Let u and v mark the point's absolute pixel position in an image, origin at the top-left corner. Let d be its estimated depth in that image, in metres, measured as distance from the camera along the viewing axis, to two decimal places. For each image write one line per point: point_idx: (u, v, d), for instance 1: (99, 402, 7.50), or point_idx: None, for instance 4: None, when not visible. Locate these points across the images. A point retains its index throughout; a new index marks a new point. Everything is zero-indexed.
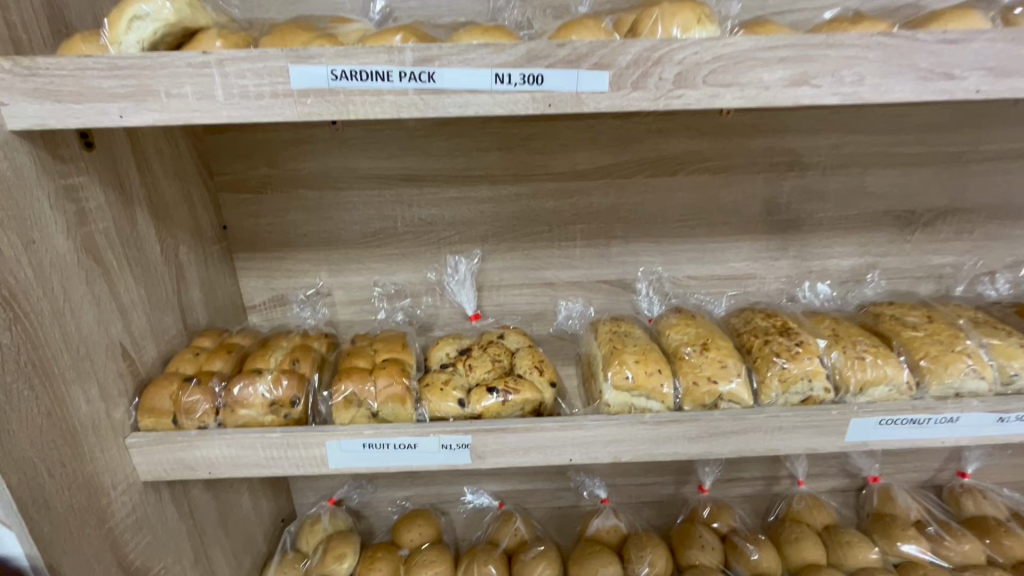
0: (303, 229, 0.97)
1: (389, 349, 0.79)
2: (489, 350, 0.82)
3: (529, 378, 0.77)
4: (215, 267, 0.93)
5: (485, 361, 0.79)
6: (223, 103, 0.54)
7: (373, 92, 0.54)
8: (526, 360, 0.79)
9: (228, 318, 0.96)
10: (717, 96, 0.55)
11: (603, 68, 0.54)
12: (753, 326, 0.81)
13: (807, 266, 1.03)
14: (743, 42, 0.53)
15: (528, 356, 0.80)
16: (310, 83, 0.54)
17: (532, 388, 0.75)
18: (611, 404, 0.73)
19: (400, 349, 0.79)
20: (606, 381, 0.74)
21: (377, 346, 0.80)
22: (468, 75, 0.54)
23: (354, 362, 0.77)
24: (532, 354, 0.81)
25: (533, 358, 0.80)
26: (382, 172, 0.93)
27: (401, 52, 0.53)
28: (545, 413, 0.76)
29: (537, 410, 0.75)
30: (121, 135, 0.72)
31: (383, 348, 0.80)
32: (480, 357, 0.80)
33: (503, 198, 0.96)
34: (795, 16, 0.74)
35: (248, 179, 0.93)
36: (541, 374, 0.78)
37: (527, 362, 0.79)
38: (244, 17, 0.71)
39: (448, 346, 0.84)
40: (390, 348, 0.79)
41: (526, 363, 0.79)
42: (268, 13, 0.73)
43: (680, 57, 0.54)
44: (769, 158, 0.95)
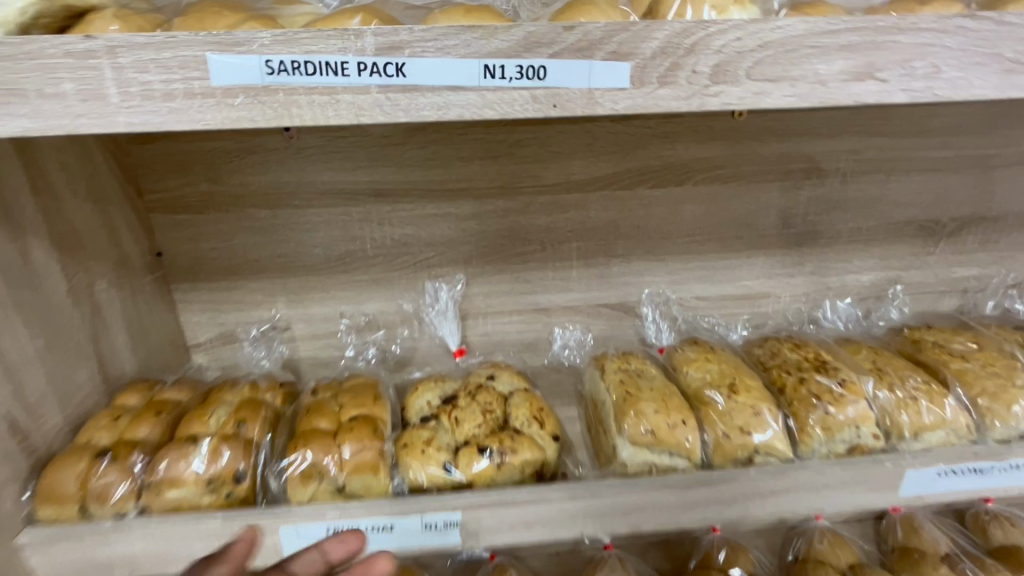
0: (254, 254, 0.83)
1: (357, 403, 0.65)
2: (479, 398, 0.69)
3: (528, 432, 0.65)
4: (147, 304, 0.78)
5: (474, 413, 0.67)
6: (119, 105, 0.40)
7: (323, 90, 0.41)
8: (523, 410, 0.67)
9: (165, 362, 0.81)
10: (764, 94, 0.44)
11: (622, 59, 0.42)
12: (783, 360, 0.70)
13: (825, 282, 0.93)
14: (797, 25, 0.42)
15: (526, 405, 0.68)
16: (237, 79, 0.40)
17: (532, 447, 0.63)
18: (628, 463, 0.61)
19: (371, 402, 0.65)
20: (620, 435, 0.62)
21: (342, 398, 0.66)
22: (449, 68, 0.41)
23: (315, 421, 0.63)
24: (529, 402, 0.68)
25: (532, 406, 0.68)
26: (346, 187, 0.80)
27: (359, 37, 0.40)
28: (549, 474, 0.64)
29: (539, 472, 0.63)
30: (6, 146, 0.57)
31: (350, 402, 0.66)
32: (468, 407, 0.67)
33: (489, 215, 0.83)
34: None
35: (185, 198, 0.79)
36: (541, 427, 0.65)
37: (525, 413, 0.67)
38: None
39: (429, 393, 0.70)
40: (358, 401, 0.65)
41: (523, 414, 0.67)
42: None
43: (719, 44, 0.42)
44: (784, 165, 0.85)
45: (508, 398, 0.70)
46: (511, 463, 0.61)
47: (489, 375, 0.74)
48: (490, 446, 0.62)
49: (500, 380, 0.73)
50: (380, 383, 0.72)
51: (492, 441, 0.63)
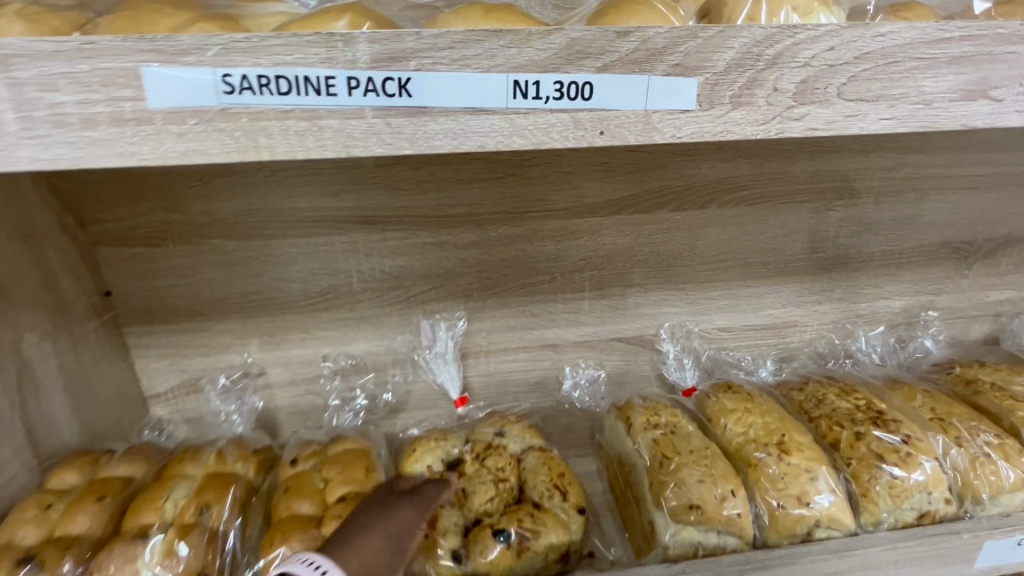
0: (222, 291, 0.71)
1: (345, 479, 0.54)
2: (489, 463, 0.60)
3: (549, 507, 0.56)
4: (92, 354, 0.67)
5: (484, 483, 0.58)
6: (19, 134, 0.30)
7: (302, 113, 0.31)
8: (541, 477, 0.58)
9: (115, 420, 0.69)
10: (857, 117, 0.35)
11: (687, 73, 0.33)
12: (833, 408, 0.62)
13: (855, 309, 0.86)
14: (901, 31, 0.34)
15: (544, 470, 0.59)
16: (183, 100, 0.30)
17: (556, 526, 0.54)
18: (670, 545, 0.52)
19: (363, 477, 0.55)
20: (659, 511, 0.53)
21: (328, 472, 0.56)
22: (469, 85, 0.32)
23: (295, 505, 0.53)
24: (547, 466, 0.59)
25: (551, 472, 0.59)
26: (328, 214, 0.69)
27: (349, 43, 0.30)
28: (575, 555, 0.55)
29: (565, 554, 0.54)
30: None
31: (338, 477, 0.55)
32: (478, 476, 0.58)
33: (492, 243, 0.74)
34: None
35: (137, 229, 0.67)
36: (564, 499, 0.57)
37: (543, 481, 0.58)
38: None
39: (430, 457, 0.61)
40: (348, 476, 0.55)
41: (541, 482, 0.58)
42: None
43: (808, 55, 0.34)
44: (815, 184, 0.77)
45: (522, 459, 0.61)
46: (533, 546, 0.52)
47: (497, 428, 0.65)
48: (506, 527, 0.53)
49: (511, 436, 0.64)
50: (370, 445, 0.62)
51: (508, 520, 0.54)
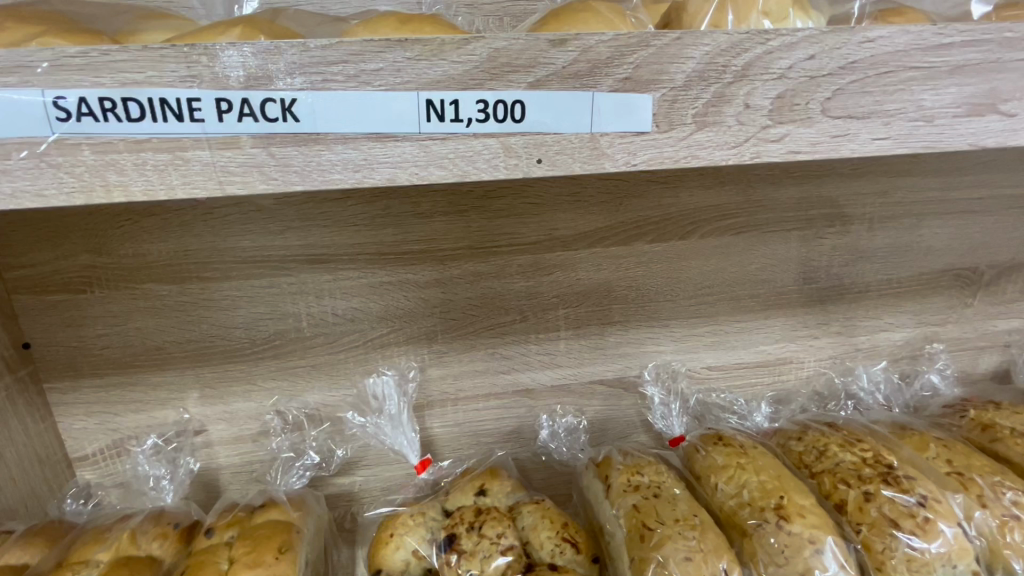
0: (158, 340, 0.64)
1: (251, 561, 0.47)
2: (488, 532, 0.52)
3: (561, 566, 0.51)
4: (3, 416, 0.59)
5: (488, 557, 0.51)
6: None
7: (161, 143, 0.25)
8: (546, 533, 0.53)
9: (28, 491, 0.61)
10: (847, 137, 0.30)
11: (640, 88, 0.27)
12: (836, 463, 0.54)
13: (853, 343, 0.79)
14: (893, 36, 0.28)
15: (547, 525, 0.54)
16: (5, 129, 0.24)
17: None
18: None
19: (273, 558, 0.47)
20: None
21: (237, 550, 0.48)
22: (371, 107, 0.26)
23: None
24: (548, 519, 0.54)
25: (554, 526, 0.54)
26: (273, 254, 0.63)
27: (216, 57, 0.24)
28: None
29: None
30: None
31: (245, 557, 0.48)
32: (481, 550, 0.51)
33: (455, 281, 0.68)
34: None
35: (57, 274, 0.60)
36: (575, 552, 0.52)
37: (550, 538, 0.53)
38: None
39: (412, 538, 0.54)
40: (256, 557, 0.47)
41: (547, 540, 0.53)
42: None
43: (784, 65, 0.28)
44: (804, 211, 0.72)
45: (516, 517, 0.55)
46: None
47: (478, 490, 0.58)
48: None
49: (494, 495, 0.58)
50: (298, 516, 0.54)
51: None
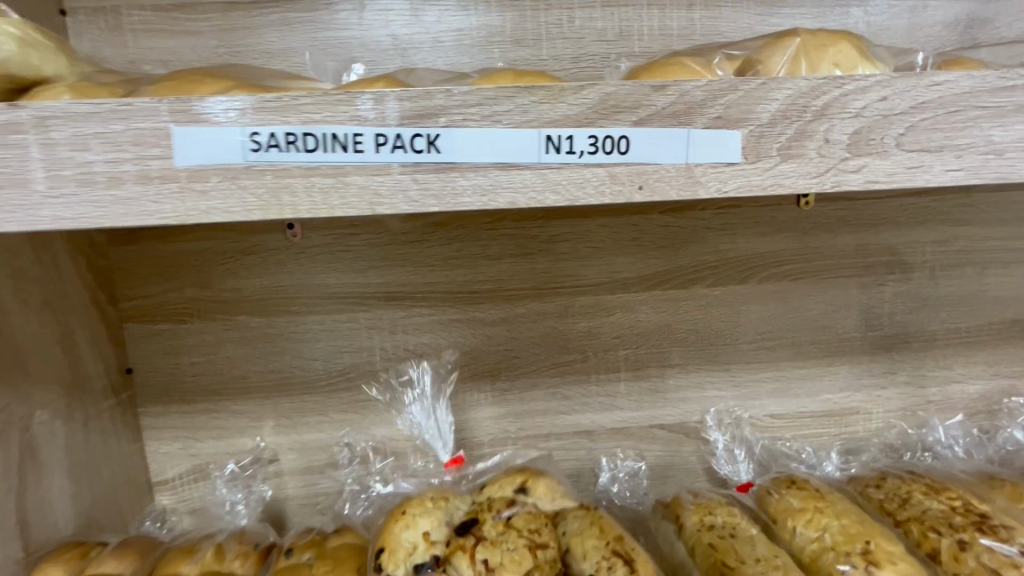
0: (243, 368, 0.69)
1: None
2: (516, 525, 0.51)
3: None
4: (102, 436, 0.63)
5: (515, 551, 0.49)
6: (46, 194, 0.29)
7: (327, 171, 0.30)
8: (592, 542, 0.51)
9: (114, 508, 0.64)
10: (921, 168, 0.33)
11: (731, 125, 0.31)
12: (923, 510, 0.52)
13: (923, 395, 0.77)
14: (957, 80, 0.32)
15: (594, 533, 0.52)
16: (208, 157, 0.30)
17: None
18: None
19: None
20: None
21: (318, 569, 0.50)
22: (500, 142, 0.30)
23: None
24: (596, 528, 0.52)
25: (602, 536, 0.52)
26: (355, 290, 0.68)
27: (378, 101, 0.30)
28: None
29: None
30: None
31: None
32: (506, 539, 0.49)
33: (520, 320, 0.71)
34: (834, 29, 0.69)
35: (166, 304, 0.67)
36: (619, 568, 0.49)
37: (595, 548, 0.50)
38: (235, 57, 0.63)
39: (426, 521, 0.51)
40: None
41: (593, 550, 0.50)
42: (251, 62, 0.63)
43: (859, 106, 0.32)
44: (862, 258, 0.73)
45: (560, 523, 0.54)
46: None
47: (517, 488, 0.55)
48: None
49: (536, 495, 0.54)
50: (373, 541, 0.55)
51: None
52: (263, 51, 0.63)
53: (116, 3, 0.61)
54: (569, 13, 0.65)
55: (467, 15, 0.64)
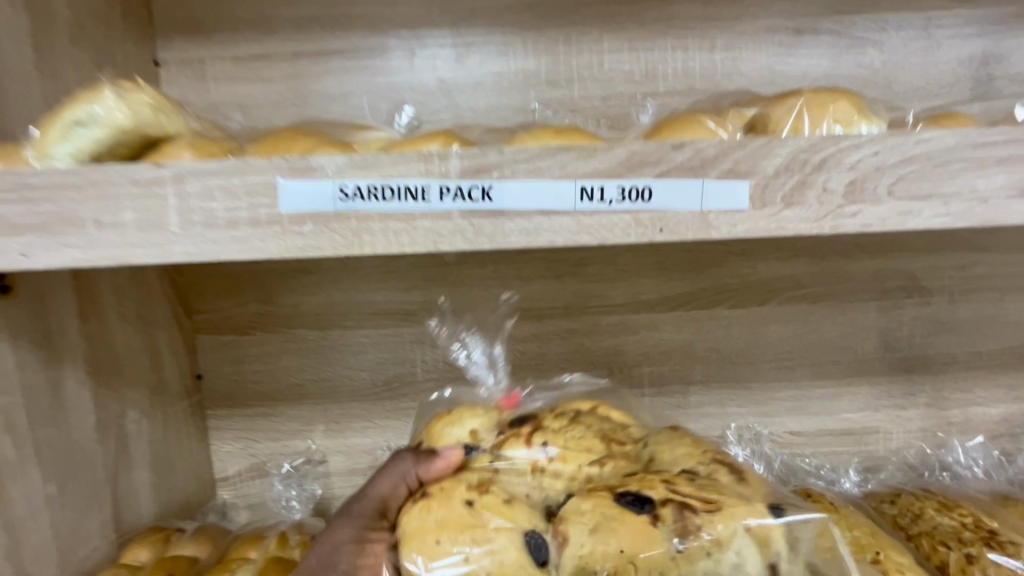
0: (297, 378, 0.76)
1: None
2: (583, 420, 0.49)
3: (691, 473, 0.45)
4: (178, 434, 0.71)
5: (580, 440, 0.47)
6: (178, 234, 0.37)
7: (399, 217, 0.37)
8: (680, 449, 0.48)
9: (185, 498, 0.72)
10: (911, 214, 0.37)
11: (740, 177, 0.36)
12: (933, 526, 0.55)
13: (945, 416, 0.79)
14: (942, 137, 0.36)
15: (680, 443, 0.48)
16: (306, 205, 0.36)
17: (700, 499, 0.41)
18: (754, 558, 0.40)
19: None
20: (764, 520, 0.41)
21: None
22: (543, 192, 0.36)
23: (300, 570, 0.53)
24: (683, 440, 0.49)
25: (687, 446, 0.48)
26: (400, 306, 0.75)
27: (442, 159, 0.36)
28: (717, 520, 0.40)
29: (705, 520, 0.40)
30: (65, 288, 0.59)
31: None
32: (570, 431, 0.47)
33: (551, 336, 0.76)
34: (850, 66, 0.73)
35: (234, 318, 0.74)
36: (715, 471, 0.45)
37: (682, 453, 0.47)
38: (301, 100, 0.71)
39: (473, 420, 0.49)
40: None
41: (678, 455, 0.47)
42: (315, 104, 0.71)
43: (854, 160, 0.36)
44: (880, 283, 0.76)
45: (638, 435, 0.50)
46: (694, 552, 0.39)
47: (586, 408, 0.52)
48: (628, 489, 0.42)
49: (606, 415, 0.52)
50: None
51: (616, 524, 0.40)
52: (326, 95, 0.71)
53: (201, 55, 0.70)
54: (598, 57, 0.72)
55: (506, 61, 0.71)
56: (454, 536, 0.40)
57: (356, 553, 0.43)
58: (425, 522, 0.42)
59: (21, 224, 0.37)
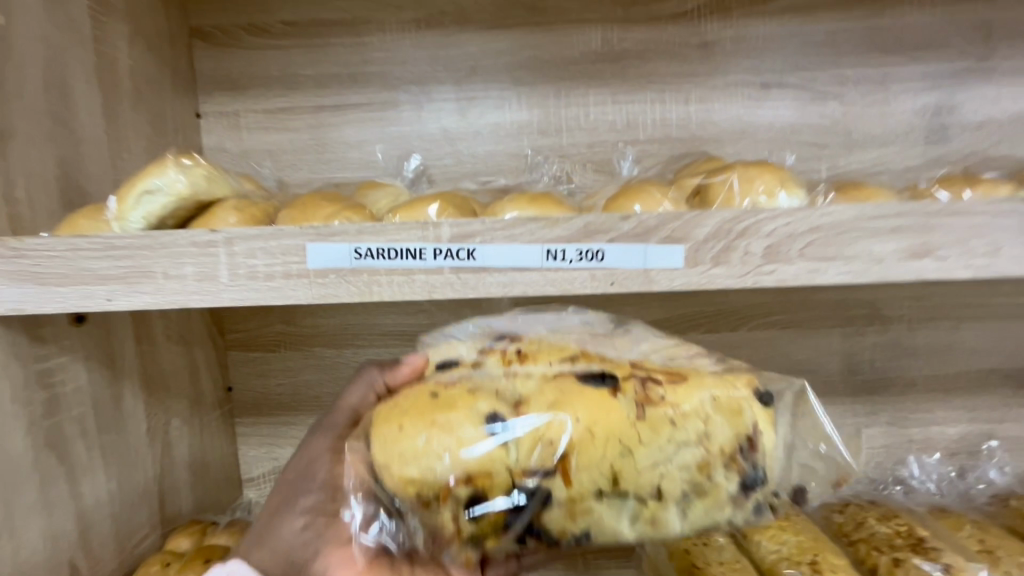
0: (313, 393, 0.84)
1: None
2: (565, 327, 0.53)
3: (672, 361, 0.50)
4: (212, 439, 0.81)
5: (554, 343, 0.50)
6: (226, 284, 0.46)
7: (402, 272, 0.46)
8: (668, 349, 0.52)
9: (216, 496, 0.82)
10: (819, 272, 0.45)
11: (676, 242, 0.45)
12: (872, 533, 0.63)
13: (906, 434, 0.85)
14: (844, 211, 0.44)
15: (670, 344, 0.53)
16: (328, 262, 0.46)
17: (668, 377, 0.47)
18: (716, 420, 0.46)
19: None
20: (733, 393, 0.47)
21: None
22: (516, 254, 0.45)
23: None
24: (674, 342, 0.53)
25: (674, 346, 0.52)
26: (407, 328, 0.84)
27: (436, 227, 0.45)
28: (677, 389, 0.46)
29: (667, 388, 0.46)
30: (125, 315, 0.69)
31: None
32: (549, 334, 0.52)
33: None
34: (813, 116, 0.81)
35: (260, 337, 0.83)
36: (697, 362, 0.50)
37: (670, 350, 0.52)
38: (322, 147, 0.81)
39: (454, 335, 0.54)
40: None
41: (666, 351, 0.51)
42: (335, 150, 0.81)
43: (770, 229, 0.45)
44: (843, 311, 0.83)
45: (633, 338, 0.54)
46: (652, 415, 0.45)
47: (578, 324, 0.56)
48: (588, 370, 0.47)
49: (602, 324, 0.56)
50: None
51: (576, 397, 0.45)
52: (344, 142, 0.81)
53: (237, 108, 0.80)
54: (584, 109, 0.81)
55: (503, 112, 0.80)
56: (418, 421, 0.45)
57: (332, 460, 0.55)
58: (393, 411, 0.46)
59: (105, 275, 0.47)
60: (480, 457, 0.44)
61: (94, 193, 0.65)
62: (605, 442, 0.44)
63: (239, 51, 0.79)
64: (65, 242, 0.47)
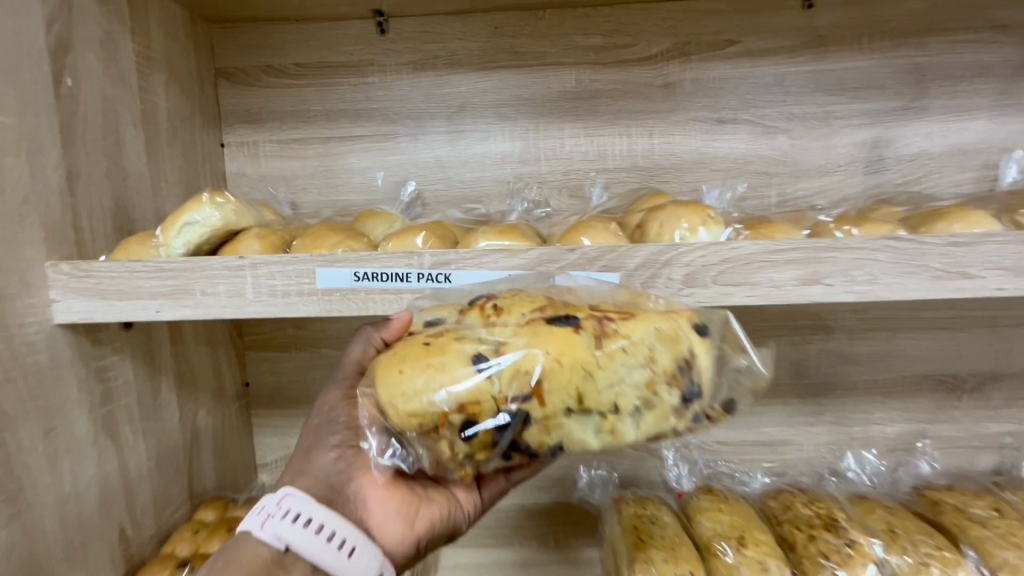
0: (319, 390, 0.94)
1: None
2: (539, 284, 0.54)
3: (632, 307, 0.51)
4: (232, 427, 0.93)
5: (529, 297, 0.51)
6: (251, 299, 0.58)
7: (393, 291, 0.57)
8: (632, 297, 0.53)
9: (236, 477, 0.94)
10: (729, 295, 0.56)
11: (612, 269, 0.56)
12: (795, 514, 0.73)
13: (847, 432, 0.96)
14: (748, 246, 0.55)
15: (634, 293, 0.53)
16: (333, 283, 0.57)
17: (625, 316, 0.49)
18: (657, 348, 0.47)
19: None
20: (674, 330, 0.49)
21: None
22: (485, 278, 0.56)
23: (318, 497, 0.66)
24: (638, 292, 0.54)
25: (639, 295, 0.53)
26: None
27: (420, 255, 0.56)
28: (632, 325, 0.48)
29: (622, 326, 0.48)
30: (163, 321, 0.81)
31: None
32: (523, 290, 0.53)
33: None
34: (764, 148, 0.91)
35: (274, 339, 0.95)
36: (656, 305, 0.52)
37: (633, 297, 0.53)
38: (330, 173, 0.92)
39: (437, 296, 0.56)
40: None
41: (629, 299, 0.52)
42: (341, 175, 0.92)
43: (688, 260, 0.55)
44: (791, 321, 0.93)
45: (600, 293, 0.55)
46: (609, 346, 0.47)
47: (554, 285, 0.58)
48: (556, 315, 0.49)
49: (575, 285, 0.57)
50: None
51: (544, 335, 0.47)
52: (349, 169, 0.92)
53: (256, 139, 0.92)
54: (561, 141, 0.91)
55: (489, 144, 0.91)
56: (413, 364, 0.47)
57: (350, 405, 0.61)
58: (390, 360, 0.49)
59: (155, 291, 0.58)
60: (468, 389, 0.46)
61: (139, 218, 0.77)
62: (571, 370, 0.46)
63: (258, 90, 0.91)
64: (124, 264, 0.58)
